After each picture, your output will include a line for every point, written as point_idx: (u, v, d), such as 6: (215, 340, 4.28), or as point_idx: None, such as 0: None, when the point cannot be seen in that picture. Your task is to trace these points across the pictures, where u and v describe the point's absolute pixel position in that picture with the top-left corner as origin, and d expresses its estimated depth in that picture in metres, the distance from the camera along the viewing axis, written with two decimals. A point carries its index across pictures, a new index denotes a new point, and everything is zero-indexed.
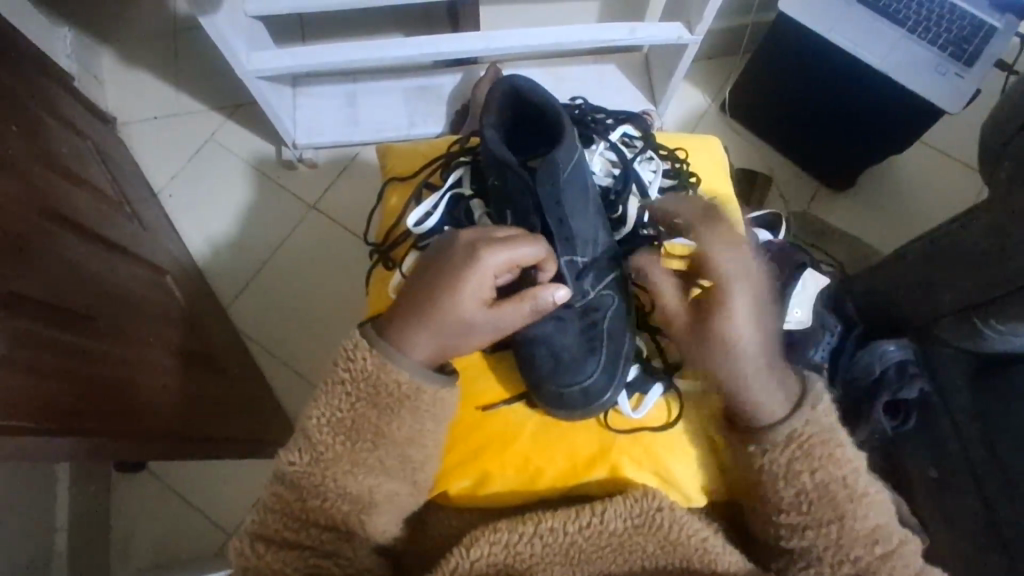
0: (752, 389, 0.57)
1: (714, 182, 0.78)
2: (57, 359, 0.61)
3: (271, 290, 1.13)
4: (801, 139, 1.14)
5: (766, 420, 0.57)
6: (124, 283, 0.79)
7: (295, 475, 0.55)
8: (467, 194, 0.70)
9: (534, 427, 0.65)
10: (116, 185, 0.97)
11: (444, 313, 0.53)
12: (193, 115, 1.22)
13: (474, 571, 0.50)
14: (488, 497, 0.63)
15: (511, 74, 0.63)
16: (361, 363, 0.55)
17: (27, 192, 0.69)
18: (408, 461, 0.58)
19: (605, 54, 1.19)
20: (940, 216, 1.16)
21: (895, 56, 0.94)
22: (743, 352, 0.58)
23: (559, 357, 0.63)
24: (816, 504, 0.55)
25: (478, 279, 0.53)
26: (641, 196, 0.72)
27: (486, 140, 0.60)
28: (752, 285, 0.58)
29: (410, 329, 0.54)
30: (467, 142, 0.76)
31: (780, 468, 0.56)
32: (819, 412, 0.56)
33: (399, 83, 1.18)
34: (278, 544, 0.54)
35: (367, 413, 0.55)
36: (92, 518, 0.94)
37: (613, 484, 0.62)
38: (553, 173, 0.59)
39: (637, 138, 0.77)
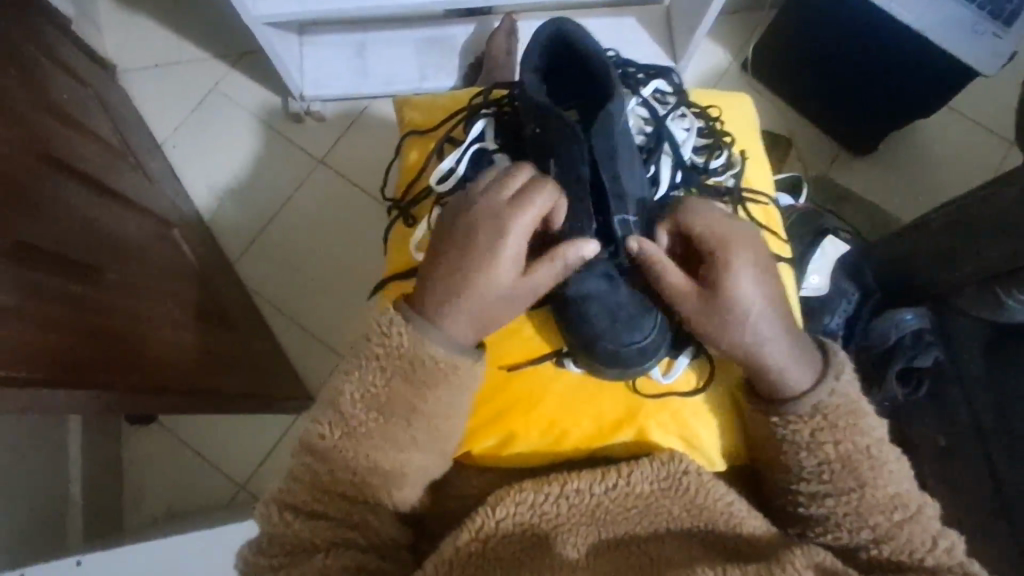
0: (775, 360, 0.56)
1: (747, 145, 0.75)
2: (64, 311, 0.60)
3: (280, 249, 1.12)
4: (825, 101, 1.11)
5: (796, 392, 0.56)
6: (131, 235, 0.77)
7: (327, 448, 0.55)
8: (492, 148, 0.68)
9: (560, 390, 0.64)
10: (119, 135, 0.94)
11: (483, 287, 0.54)
12: (195, 62, 1.18)
13: (501, 530, 0.51)
14: (511, 457, 0.63)
15: (556, 18, 0.62)
16: (396, 340, 0.55)
17: (26, 139, 0.66)
18: (437, 425, 0.57)
19: (624, 6, 1.14)
20: (962, 185, 1.14)
21: (930, 15, 0.89)
22: (757, 313, 0.56)
23: (615, 315, 0.61)
24: (839, 473, 0.55)
25: (507, 248, 0.54)
26: (674, 156, 0.68)
27: (527, 89, 0.61)
28: (749, 243, 0.57)
29: (447, 310, 0.55)
30: (490, 94, 0.73)
31: (803, 440, 0.56)
32: (842, 383, 0.56)
33: (409, 33, 1.13)
34: (306, 515, 0.54)
35: (400, 390, 0.55)
36: (102, 468, 0.95)
37: (639, 447, 0.62)
38: (606, 130, 0.58)
39: (670, 94, 0.74)
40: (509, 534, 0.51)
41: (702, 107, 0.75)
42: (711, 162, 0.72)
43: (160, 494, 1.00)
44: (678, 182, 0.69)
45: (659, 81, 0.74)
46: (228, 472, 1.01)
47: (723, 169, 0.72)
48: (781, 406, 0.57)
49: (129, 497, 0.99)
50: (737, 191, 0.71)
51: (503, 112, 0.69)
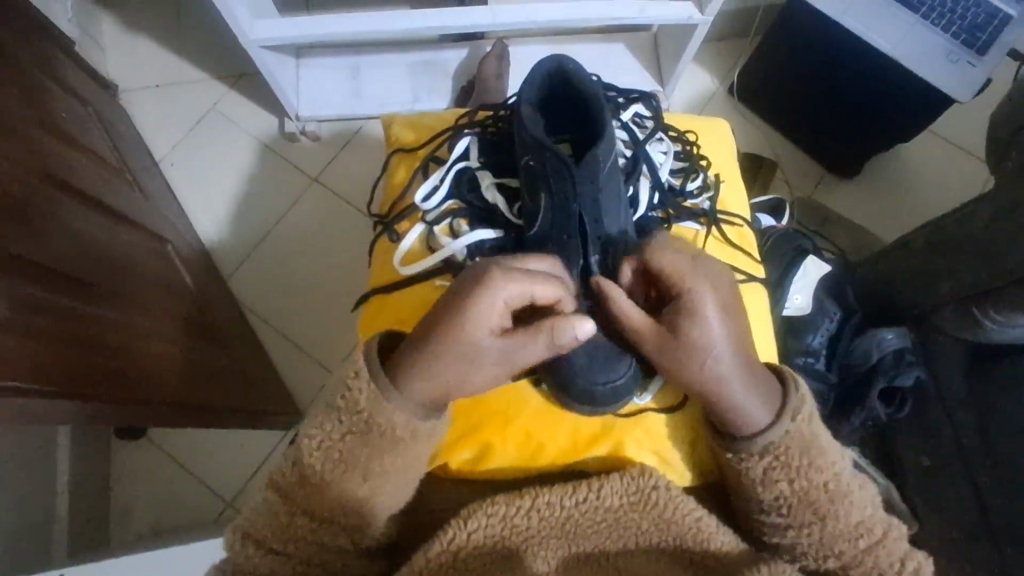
0: (735, 400, 0.55)
1: (723, 169, 0.77)
2: (57, 324, 0.62)
3: (274, 265, 1.13)
4: (809, 124, 1.13)
5: (752, 431, 0.56)
6: (125, 250, 0.79)
7: (286, 477, 0.54)
8: (474, 166, 0.71)
9: (537, 406, 0.64)
10: (117, 152, 0.96)
11: (463, 326, 0.52)
12: (194, 83, 1.21)
13: (472, 541, 0.51)
14: (487, 472, 0.63)
15: (559, 54, 0.64)
16: (353, 395, 0.53)
17: (24, 154, 0.68)
18: (398, 460, 0.55)
19: (612, 33, 1.17)
20: (944, 207, 1.16)
21: (906, 43, 0.93)
22: (718, 355, 0.54)
23: (594, 354, 0.63)
24: (796, 508, 0.56)
25: (501, 297, 0.53)
26: (652, 178, 0.70)
27: (523, 118, 0.62)
28: (714, 283, 0.56)
29: (419, 361, 0.53)
30: (474, 115, 0.76)
31: (756, 477, 0.56)
32: (797, 424, 0.55)
33: (403, 57, 1.16)
34: (266, 549, 0.54)
35: (356, 450, 0.54)
36: (88, 482, 0.95)
37: (614, 462, 0.63)
38: (592, 173, 0.60)
39: (648, 119, 0.76)
40: (480, 546, 0.51)
41: (680, 131, 0.77)
42: (688, 185, 0.74)
43: (146, 510, 1.00)
44: (655, 204, 0.71)
45: (639, 106, 0.77)
46: (215, 487, 1.01)
47: (700, 191, 0.74)
48: (737, 444, 0.57)
49: (117, 511, 0.99)
50: (713, 212, 0.72)
51: (487, 132, 0.73)
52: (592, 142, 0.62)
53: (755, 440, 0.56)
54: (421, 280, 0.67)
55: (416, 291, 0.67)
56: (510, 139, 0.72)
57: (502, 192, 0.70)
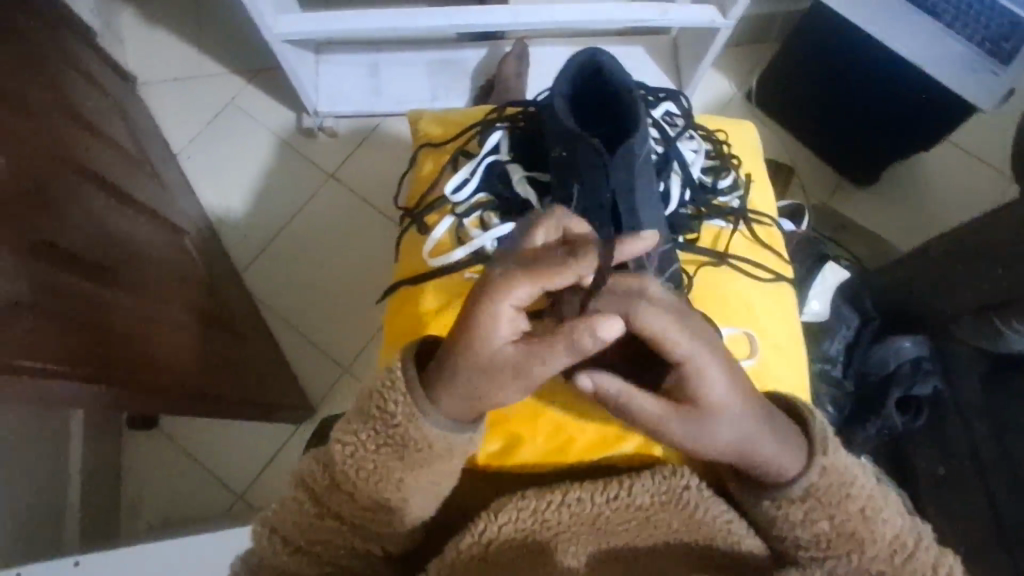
0: (767, 459, 0.49)
1: (753, 169, 0.78)
2: (81, 309, 0.62)
3: (290, 259, 1.13)
4: (827, 131, 1.13)
5: (785, 479, 0.51)
6: (145, 240, 0.79)
7: (313, 476, 0.54)
8: (505, 160, 0.71)
9: (569, 396, 0.64)
10: (137, 143, 0.96)
11: (471, 341, 0.45)
12: (213, 77, 1.21)
13: (502, 536, 0.51)
14: (516, 465, 0.63)
15: (593, 47, 0.63)
16: (389, 408, 0.50)
17: (48, 141, 0.68)
18: (430, 476, 0.53)
19: (631, 37, 1.17)
20: (960, 216, 1.16)
21: (928, 52, 0.92)
22: (739, 426, 0.47)
23: None
24: (836, 544, 0.51)
25: (506, 304, 0.44)
26: (683, 174, 0.70)
27: (556, 111, 0.61)
28: (713, 349, 0.46)
29: (445, 377, 0.48)
30: (503, 111, 0.76)
31: (795, 519, 0.51)
32: (833, 459, 0.51)
33: (422, 55, 1.16)
34: (295, 550, 0.54)
35: (389, 462, 0.51)
36: (100, 473, 0.95)
37: (647, 458, 0.62)
38: (628, 163, 0.57)
39: (679, 117, 0.76)
40: (510, 540, 0.51)
41: (709, 130, 0.77)
42: (718, 183, 0.74)
43: (156, 502, 1.00)
44: (686, 200, 0.71)
45: (669, 104, 0.77)
46: (227, 481, 1.01)
47: (729, 190, 0.74)
48: (767, 492, 0.52)
49: (127, 502, 0.99)
50: (743, 211, 0.72)
51: (516, 127, 0.73)
52: (626, 133, 0.60)
53: (790, 487, 0.51)
54: (448, 271, 0.67)
55: (445, 283, 0.67)
56: (540, 134, 0.72)
57: (533, 186, 0.69)
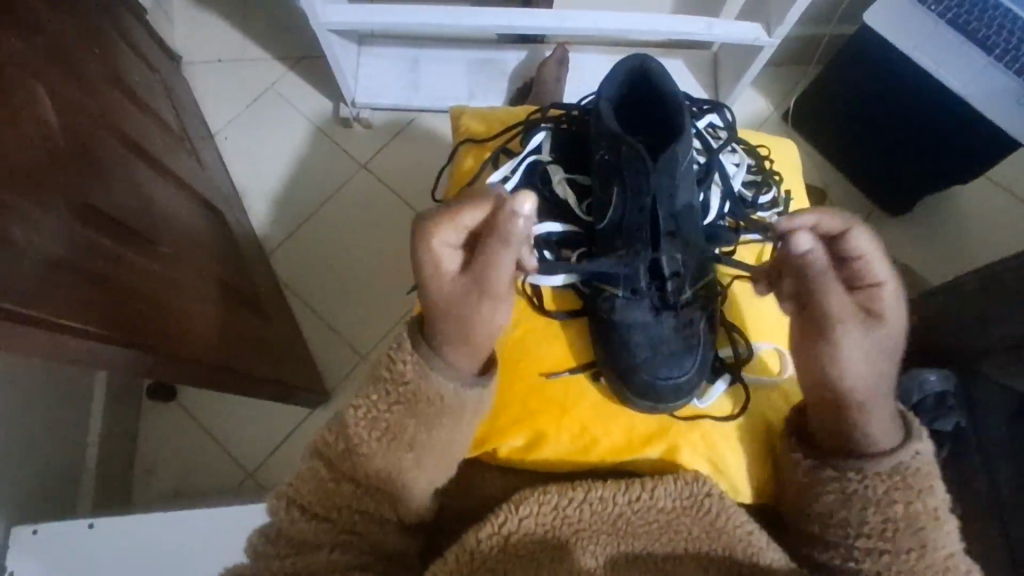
0: (876, 413, 0.56)
1: (793, 187, 0.79)
2: (121, 274, 0.63)
3: (318, 243, 1.15)
4: (862, 157, 1.12)
5: (878, 449, 0.56)
6: (182, 215, 0.80)
7: (335, 449, 0.55)
8: (546, 160, 0.73)
9: (594, 399, 0.66)
10: (179, 119, 0.98)
11: (429, 280, 0.56)
12: (256, 62, 1.23)
13: (521, 529, 0.52)
14: (537, 462, 0.64)
15: (642, 53, 0.65)
16: (400, 368, 0.56)
17: (96, 110, 0.69)
18: (443, 432, 0.57)
19: (672, 49, 1.17)
20: (993, 253, 1.14)
21: (977, 84, 0.91)
22: (879, 360, 0.57)
23: (658, 348, 0.66)
24: (903, 533, 0.54)
25: (441, 243, 0.54)
26: (724, 187, 0.71)
27: (601, 113, 0.62)
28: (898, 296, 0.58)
29: (431, 327, 0.56)
30: (547, 113, 0.78)
31: (875, 496, 0.55)
32: (926, 446, 0.56)
33: (463, 54, 1.17)
34: (315, 516, 0.54)
35: (405, 421, 0.55)
36: (116, 439, 0.96)
37: (667, 464, 0.63)
38: (671, 167, 0.59)
39: (722, 129, 0.77)
40: (529, 534, 0.52)
41: (752, 145, 0.78)
42: (758, 198, 0.74)
43: (168, 472, 1.01)
44: (725, 213, 0.71)
45: (712, 116, 0.77)
46: (239, 458, 1.02)
47: (768, 207, 0.74)
48: (854, 461, 0.56)
49: (140, 470, 1.01)
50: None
51: (561, 129, 0.74)
52: (670, 139, 0.61)
53: (883, 460, 0.55)
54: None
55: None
56: (585, 137, 0.74)
57: (573, 188, 0.72)
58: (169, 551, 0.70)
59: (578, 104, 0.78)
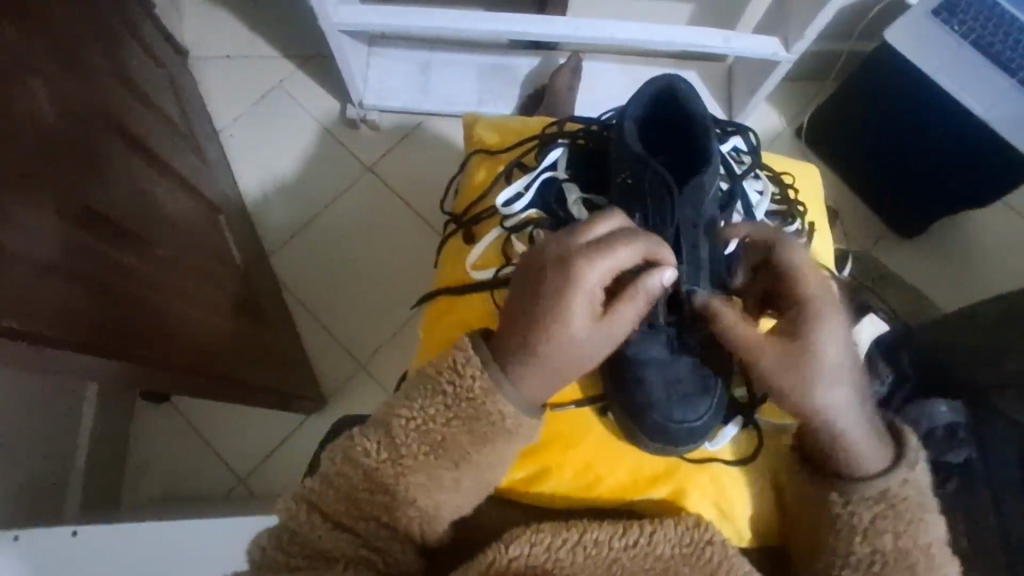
0: (851, 446, 0.54)
1: (816, 216, 0.78)
2: (111, 278, 0.61)
3: (319, 247, 1.13)
4: (878, 177, 1.10)
5: (865, 474, 0.55)
6: (181, 214, 0.78)
7: (318, 492, 0.53)
8: (561, 178, 0.72)
9: (600, 435, 0.64)
10: (185, 116, 0.97)
11: (554, 332, 0.52)
12: (266, 59, 1.22)
13: (514, 568, 0.49)
14: (538, 495, 0.62)
15: (669, 73, 0.64)
16: (468, 382, 0.53)
17: (98, 107, 0.68)
18: (494, 452, 0.55)
19: (687, 60, 1.16)
20: (1005, 280, 1.12)
21: (1000, 107, 0.89)
22: (842, 379, 0.54)
23: (672, 389, 0.62)
24: (893, 567, 0.52)
25: (588, 291, 0.52)
26: (746, 216, 0.70)
27: (626, 135, 0.62)
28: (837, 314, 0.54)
29: (525, 370, 0.53)
30: (564, 127, 0.77)
31: (861, 524, 0.54)
32: (915, 476, 0.54)
33: (475, 59, 1.15)
34: (310, 555, 0.51)
35: (460, 437, 0.54)
36: (106, 438, 0.95)
37: (672, 506, 0.62)
38: (696, 198, 0.60)
39: (746, 154, 0.76)
40: None
41: (775, 171, 0.77)
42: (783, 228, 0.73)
43: (159, 475, 1.00)
44: None
45: (737, 140, 0.76)
46: (230, 463, 1.00)
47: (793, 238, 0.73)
48: (839, 482, 0.55)
49: (130, 471, 0.99)
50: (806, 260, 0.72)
51: (577, 145, 0.73)
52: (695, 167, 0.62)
53: (865, 484, 0.54)
54: (491, 287, 0.68)
55: (481, 297, 0.69)
56: (602, 155, 0.73)
57: (589, 208, 0.70)
58: (151, 562, 0.68)
59: (597, 119, 0.77)
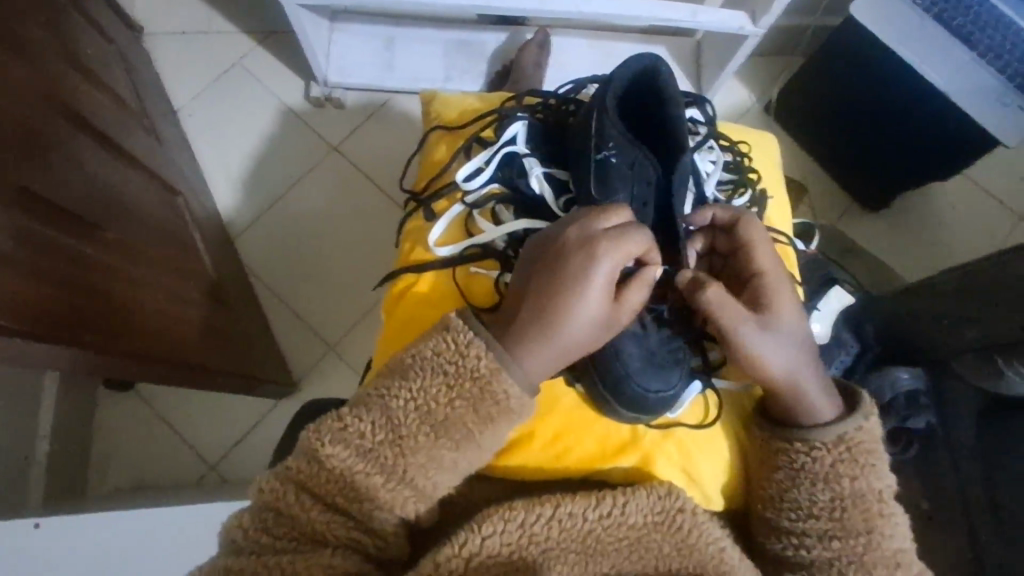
0: (810, 398, 0.57)
1: (772, 186, 0.80)
2: (61, 265, 0.58)
3: (286, 228, 1.10)
4: (844, 151, 1.11)
5: (815, 421, 0.58)
6: (137, 197, 0.75)
7: (292, 476, 0.52)
8: (521, 153, 0.71)
9: (571, 405, 0.63)
10: (138, 96, 0.93)
11: (567, 318, 0.53)
12: (224, 35, 1.17)
13: (486, 549, 0.50)
14: (505, 469, 0.62)
15: (647, 53, 0.63)
16: (473, 363, 0.53)
17: (39, 84, 0.64)
18: (496, 433, 0.55)
19: (657, 35, 1.15)
20: (965, 251, 1.15)
21: (955, 82, 0.90)
22: (795, 342, 0.58)
23: (650, 358, 0.62)
24: (850, 512, 0.55)
25: (597, 278, 0.53)
26: (697, 190, 0.70)
27: (608, 117, 0.62)
28: (788, 286, 0.59)
29: (534, 349, 0.54)
30: (522, 101, 0.78)
31: (823, 472, 0.56)
32: (870, 423, 0.57)
33: (443, 35, 1.13)
34: (297, 536, 0.51)
35: (464, 416, 0.53)
36: (69, 429, 0.93)
37: (638, 475, 0.62)
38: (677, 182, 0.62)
39: (701, 125, 0.76)
40: (496, 554, 0.50)
41: (731, 142, 0.78)
42: (734, 197, 0.74)
43: (125, 464, 0.97)
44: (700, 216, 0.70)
45: (693, 110, 0.77)
46: (200, 450, 0.99)
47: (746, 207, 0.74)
48: (800, 431, 0.57)
49: (96, 462, 0.97)
50: None
51: (537, 118, 0.74)
52: (668, 148, 0.64)
53: (827, 430, 0.57)
54: (453, 264, 0.67)
55: (441, 275, 0.68)
56: (562, 130, 0.74)
57: (551, 182, 0.70)
58: (121, 552, 0.68)
59: (555, 93, 0.78)
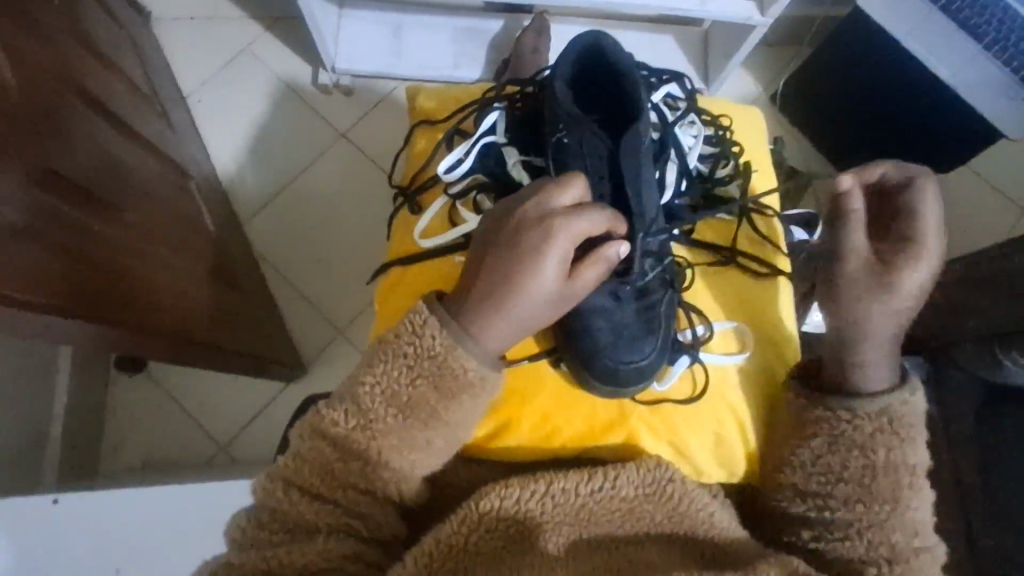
0: (866, 363, 0.58)
1: (757, 159, 0.81)
2: (80, 243, 0.60)
3: (293, 214, 1.11)
4: (848, 143, 1.11)
5: (869, 390, 0.58)
6: (151, 180, 0.76)
7: (286, 472, 0.54)
8: (501, 142, 0.72)
9: (554, 387, 0.65)
10: (149, 80, 0.94)
11: (522, 290, 0.54)
12: (231, 21, 1.18)
13: (485, 521, 0.52)
14: (496, 449, 0.64)
15: (590, 32, 0.66)
16: (428, 342, 0.54)
17: (57, 66, 0.66)
18: (461, 409, 0.56)
19: (663, 25, 1.15)
20: (967, 241, 1.15)
21: (964, 74, 0.90)
22: (897, 305, 0.57)
23: (619, 333, 0.64)
24: (878, 480, 0.56)
25: (553, 253, 0.54)
26: (680, 163, 0.72)
27: (558, 99, 0.64)
28: (936, 256, 0.56)
29: (491, 320, 0.54)
30: (502, 91, 0.78)
31: (861, 440, 0.57)
32: (915, 398, 0.57)
33: (449, 21, 1.14)
34: (292, 529, 0.53)
35: (427, 396, 0.54)
36: (82, 409, 0.94)
37: (628, 452, 0.64)
38: (634, 148, 0.61)
39: (681, 100, 0.78)
40: (494, 526, 0.52)
41: (714, 116, 0.79)
42: (717, 171, 0.76)
43: (138, 445, 0.99)
44: (684, 190, 0.73)
45: (672, 86, 0.79)
46: (210, 431, 1.00)
47: (730, 178, 0.76)
48: (844, 401, 0.58)
49: (109, 443, 0.99)
50: (744, 202, 0.74)
51: (514, 107, 0.74)
52: (628, 118, 0.64)
53: (872, 401, 0.57)
54: (437, 255, 0.69)
55: (424, 266, 0.69)
56: (539, 115, 0.73)
57: (528, 170, 0.70)
58: (137, 528, 0.70)
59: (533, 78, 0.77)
